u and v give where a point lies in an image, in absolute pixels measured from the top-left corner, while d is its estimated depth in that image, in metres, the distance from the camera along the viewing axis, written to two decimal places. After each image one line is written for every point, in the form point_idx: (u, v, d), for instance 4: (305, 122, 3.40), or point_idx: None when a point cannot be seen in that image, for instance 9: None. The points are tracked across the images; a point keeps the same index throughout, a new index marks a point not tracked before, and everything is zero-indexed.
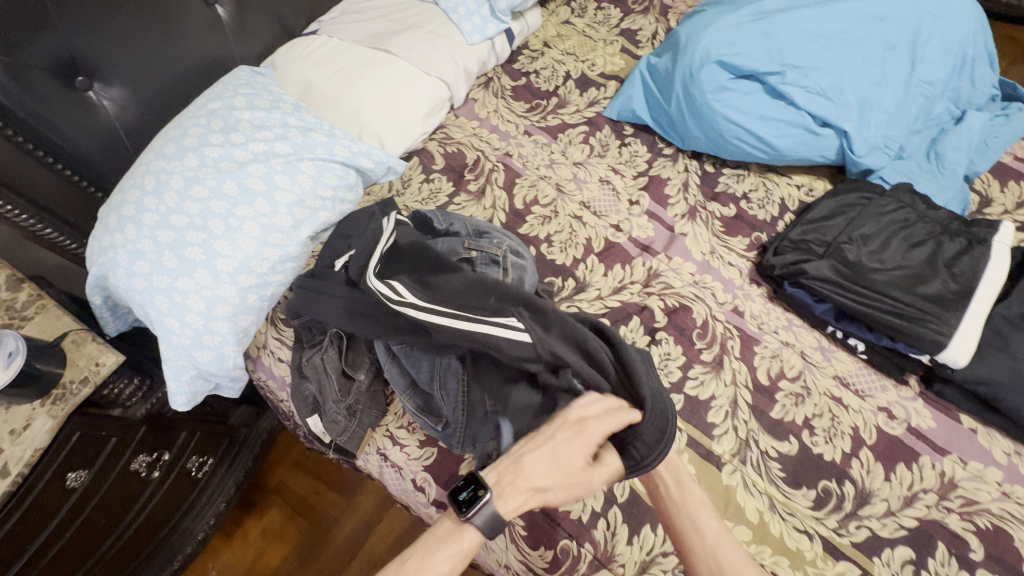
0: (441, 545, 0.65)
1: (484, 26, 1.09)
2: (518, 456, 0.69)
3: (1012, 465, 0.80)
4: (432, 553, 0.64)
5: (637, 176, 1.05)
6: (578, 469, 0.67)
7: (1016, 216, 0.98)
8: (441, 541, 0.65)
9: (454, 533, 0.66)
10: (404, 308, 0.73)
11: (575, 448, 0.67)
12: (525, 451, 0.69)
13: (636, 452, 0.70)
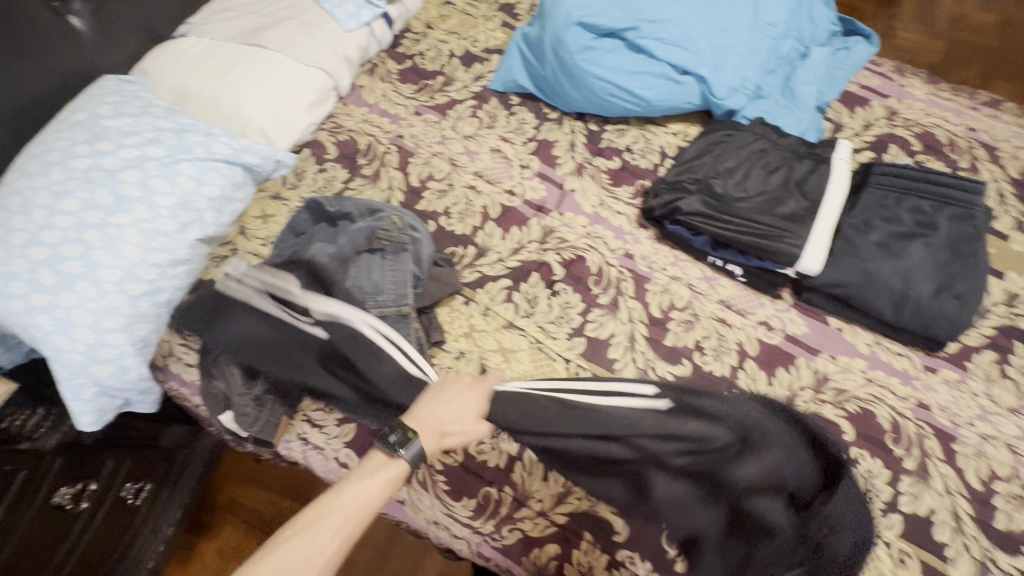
0: (378, 476, 0.69)
1: (359, 12, 1.10)
2: (428, 409, 0.74)
3: (873, 353, 0.90)
4: (367, 483, 0.68)
5: (526, 142, 1.09)
6: (474, 421, 0.75)
7: (864, 137, 1.09)
8: (375, 471, 0.69)
9: (387, 465, 0.70)
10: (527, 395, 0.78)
11: (473, 401, 0.76)
12: (431, 405, 0.74)
13: (818, 530, 0.69)
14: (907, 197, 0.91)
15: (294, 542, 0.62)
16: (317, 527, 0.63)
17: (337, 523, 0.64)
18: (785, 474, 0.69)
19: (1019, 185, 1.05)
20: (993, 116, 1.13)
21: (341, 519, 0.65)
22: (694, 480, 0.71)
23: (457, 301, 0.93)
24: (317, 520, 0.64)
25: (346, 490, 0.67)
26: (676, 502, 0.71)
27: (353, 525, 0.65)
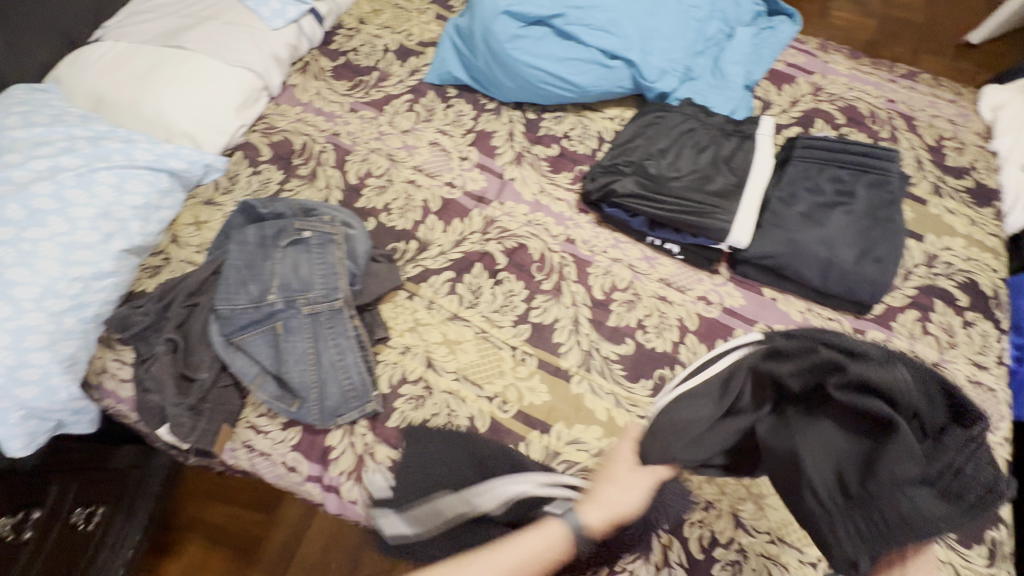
0: (541, 539, 0.71)
1: (284, 9, 1.08)
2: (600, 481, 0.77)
3: (806, 320, 0.94)
4: (528, 539, 0.71)
5: (465, 134, 1.09)
6: (632, 472, 0.76)
7: (791, 113, 1.13)
8: (542, 528, 0.72)
9: (548, 528, 0.72)
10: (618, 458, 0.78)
11: (628, 453, 0.78)
12: (598, 483, 0.77)
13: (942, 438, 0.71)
14: (827, 168, 0.95)
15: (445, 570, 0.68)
16: (473, 563, 0.68)
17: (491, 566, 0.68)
18: (893, 399, 0.70)
19: (935, 152, 1.11)
20: (910, 88, 1.19)
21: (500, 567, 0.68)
22: (782, 421, 0.73)
23: (400, 296, 0.93)
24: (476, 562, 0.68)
25: (510, 544, 0.70)
26: (788, 442, 0.71)
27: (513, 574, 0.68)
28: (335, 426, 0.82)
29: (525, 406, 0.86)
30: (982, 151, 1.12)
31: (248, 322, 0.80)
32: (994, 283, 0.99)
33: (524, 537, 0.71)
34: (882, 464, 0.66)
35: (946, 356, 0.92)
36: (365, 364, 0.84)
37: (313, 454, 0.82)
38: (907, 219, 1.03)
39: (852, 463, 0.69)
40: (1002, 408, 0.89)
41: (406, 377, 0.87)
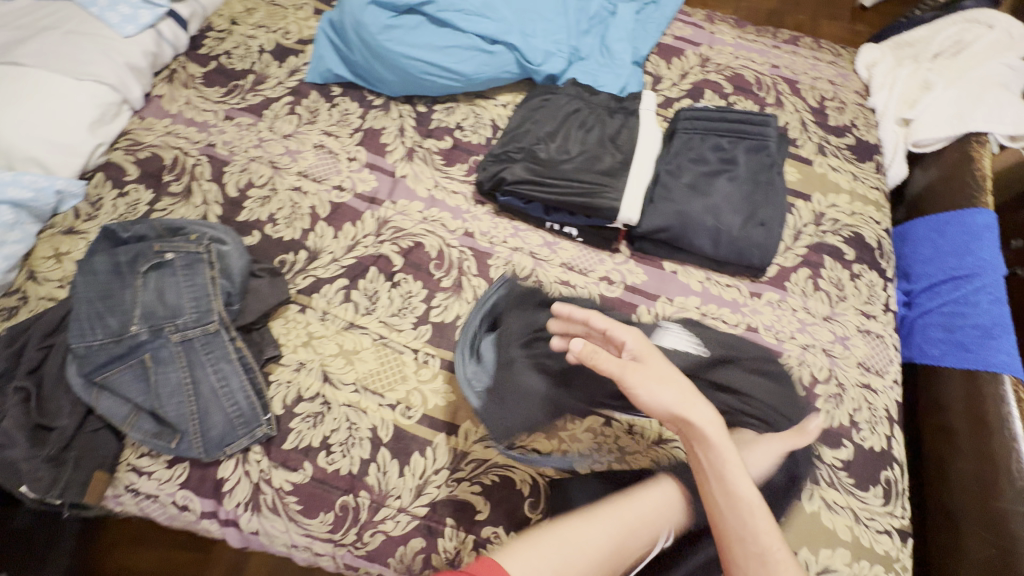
0: (660, 502, 0.70)
1: (136, 13, 1.00)
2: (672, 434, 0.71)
3: (705, 289, 0.95)
4: (653, 493, 0.71)
5: (352, 133, 1.04)
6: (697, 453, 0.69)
7: (681, 86, 1.14)
8: (664, 487, 0.72)
9: (668, 488, 0.72)
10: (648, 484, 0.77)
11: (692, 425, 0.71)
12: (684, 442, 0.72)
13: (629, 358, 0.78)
14: (709, 137, 0.98)
15: (577, 520, 0.63)
16: (602, 516, 0.65)
17: (618, 520, 0.66)
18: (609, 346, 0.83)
19: (818, 113, 1.14)
20: (792, 53, 1.23)
21: (621, 522, 0.66)
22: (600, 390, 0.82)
23: (291, 310, 0.88)
24: (608, 513, 0.66)
25: (634, 502, 0.69)
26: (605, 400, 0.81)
27: (629, 530, 0.66)
28: (224, 456, 0.77)
29: (429, 410, 0.83)
30: (861, 109, 1.17)
31: (108, 358, 0.74)
32: (878, 234, 1.03)
33: (654, 490, 0.72)
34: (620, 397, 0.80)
35: (837, 309, 0.95)
36: (253, 387, 0.78)
37: (204, 489, 0.77)
38: (795, 180, 1.06)
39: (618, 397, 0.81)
40: (890, 353, 0.93)
41: (301, 395, 0.82)
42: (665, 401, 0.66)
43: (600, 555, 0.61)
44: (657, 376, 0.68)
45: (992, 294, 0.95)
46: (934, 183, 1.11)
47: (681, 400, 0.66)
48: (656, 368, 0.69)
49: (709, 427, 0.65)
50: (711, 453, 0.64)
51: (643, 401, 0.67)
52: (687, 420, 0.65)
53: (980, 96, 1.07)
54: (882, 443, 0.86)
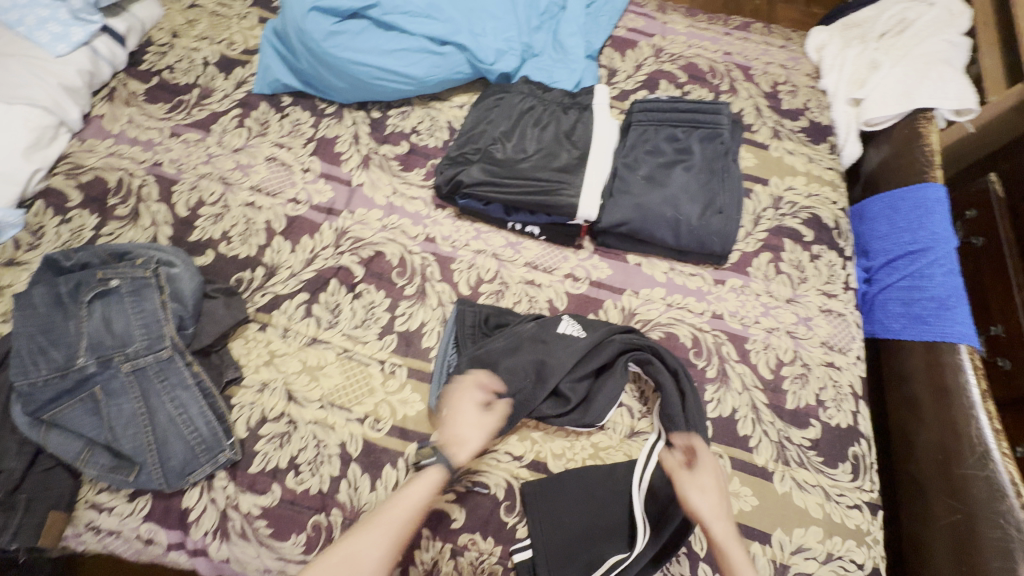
0: (418, 498, 0.71)
1: (68, 31, 0.95)
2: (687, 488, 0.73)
3: (670, 279, 0.96)
4: (412, 489, 0.71)
5: (305, 144, 1.02)
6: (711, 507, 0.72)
7: (636, 78, 1.14)
8: (423, 479, 0.72)
9: (427, 476, 0.72)
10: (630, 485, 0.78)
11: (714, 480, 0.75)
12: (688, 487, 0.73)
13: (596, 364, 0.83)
14: (664, 128, 0.98)
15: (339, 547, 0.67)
16: (367, 533, 0.68)
17: (386, 531, 0.68)
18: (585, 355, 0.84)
19: (772, 98, 1.16)
20: (744, 39, 1.24)
21: (383, 528, 0.68)
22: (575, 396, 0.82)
23: (251, 329, 0.86)
24: (379, 523, 0.69)
25: (394, 505, 0.70)
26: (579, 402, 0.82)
27: (399, 535, 0.68)
28: (188, 485, 0.75)
29: (399, 420, 0.82)
30: (813, 92, 1.19)
31: (55, 394, 0.71)
32: (835, 214, 1.05)
33: (415, 486, 0.72)
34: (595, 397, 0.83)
35: (799, 291, 0.97)
36: (213, 412, 0.76)
37: (169, 521, 0.74)
38: (752, 166, 1.07)
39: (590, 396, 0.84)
40: (853, 330, 0.95)
41: (266, 416, 0.80)
42: (701, 504, 0.72)
43: (374, 568, 0.66)
44: (703, 479, 0.74)
45: (945, 267, 0.97)
46: (886, 160, 1.13)
47: (714, 504, 0.72)
48: (714, 472, 0.76)
49: (728, 533, 0.71)
50: (728, 556, 0.70)
51: (689, 505, 0.72)
52: (714, 526, 0.71)
53: (924, 73, 1.09)
54: (848, 419, 0.88)
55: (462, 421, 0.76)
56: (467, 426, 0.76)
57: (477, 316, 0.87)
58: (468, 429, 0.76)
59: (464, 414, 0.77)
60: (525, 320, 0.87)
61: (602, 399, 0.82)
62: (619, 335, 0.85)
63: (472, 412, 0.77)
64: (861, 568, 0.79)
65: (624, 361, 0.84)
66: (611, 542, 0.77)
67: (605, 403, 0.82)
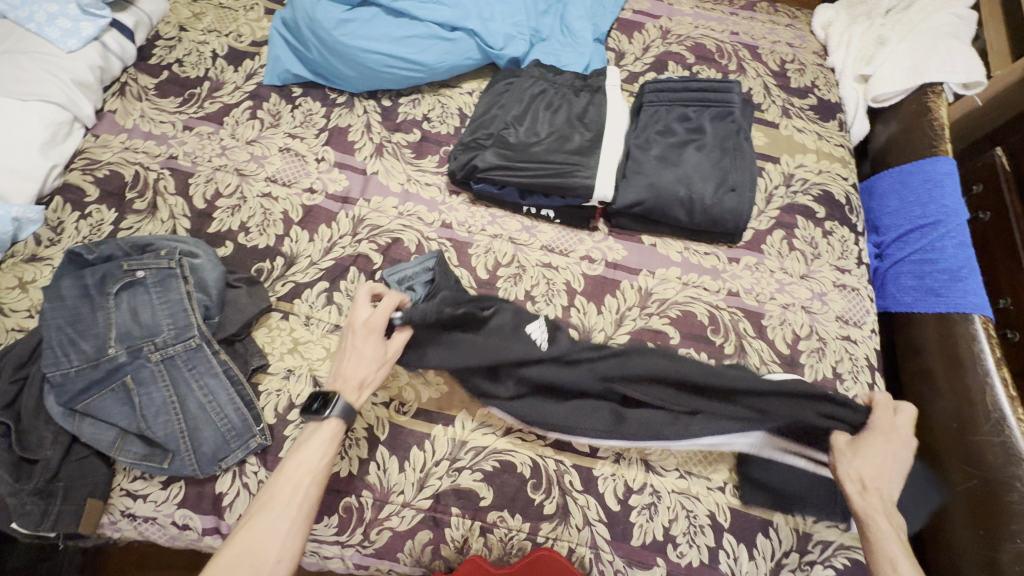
0: (314, 462, 0.70)
1: (77, 26, 0.96)
2: (856, 447, 0.77)
3: (685, 259, 0.97)
4: (302, 451, 0.71)
5: (318, 134, 1.02)
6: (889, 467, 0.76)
7: (644, 60, 1.14)
8: (315, 436, 0.72)
9: (319, 430, 0.73)
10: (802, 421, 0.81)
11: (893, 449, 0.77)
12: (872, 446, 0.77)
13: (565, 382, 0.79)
14: (675, 108, 0.99)
15: (247, 524, 0.66)
16: (268, 513, 0.66)
17: (292, 497, 0.68)
18: (557, 367, 0.80)
19: (780, 76, 1.16)
20: (750, 19, 1.24)
21: (286, 496, 0.68)
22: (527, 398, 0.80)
23: (273, 318, 0.86)
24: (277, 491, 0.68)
25: (294, 469, 0.70)
26: (526, 407, 0.80)
27: (303, 498, 0.68)
28: (221, 471, 0.76)
29: (423, 403, 0.83)
30: (820, 69, 1.19)
31: (87, 384, 0.72)
32: (846, 189, 1.05)
33: (307, 447, 0.71)
34: (545, 413, 0.79)
35: (813, 267, 0.98)
36: (242, 398, 0.77)
37: (203, 506, 0.75)
38: (763, 144, 1.08)
39: (545, 413, 0.79)
40: (867, 304, 0.96)
41: (292, 402, 0.81)
42: (861, 469, 0.75)
43: (286, 536, 0.65)
44: (877, 447, 0.76)
45: (956, 239, 0.98)
46: (894, 136, 1.14)
47: (882, 474, 0.75)
48: (887, 443, 0.77)
49: (887, 502, 0.74)
50: (872, 525, 0.72)
51: (841, 472, 0.76)
52: (871, 496, 0.74)
53: (932, 47, 1.09)
54: (865, 391, 0.89)
55: (355, 356, 0.76)
56: (357, 358, 0.76)
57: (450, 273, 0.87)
58: (360, 366, 0.76)
59: (356, 348, 0.76)
60: (494, 306, 0.84)
61: (546, 412, 0.79)
62: (590, 356, 0.81)
63: (369, 347, 0.76)
64: None
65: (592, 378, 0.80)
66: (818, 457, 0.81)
67: (567, 418, 0.79)
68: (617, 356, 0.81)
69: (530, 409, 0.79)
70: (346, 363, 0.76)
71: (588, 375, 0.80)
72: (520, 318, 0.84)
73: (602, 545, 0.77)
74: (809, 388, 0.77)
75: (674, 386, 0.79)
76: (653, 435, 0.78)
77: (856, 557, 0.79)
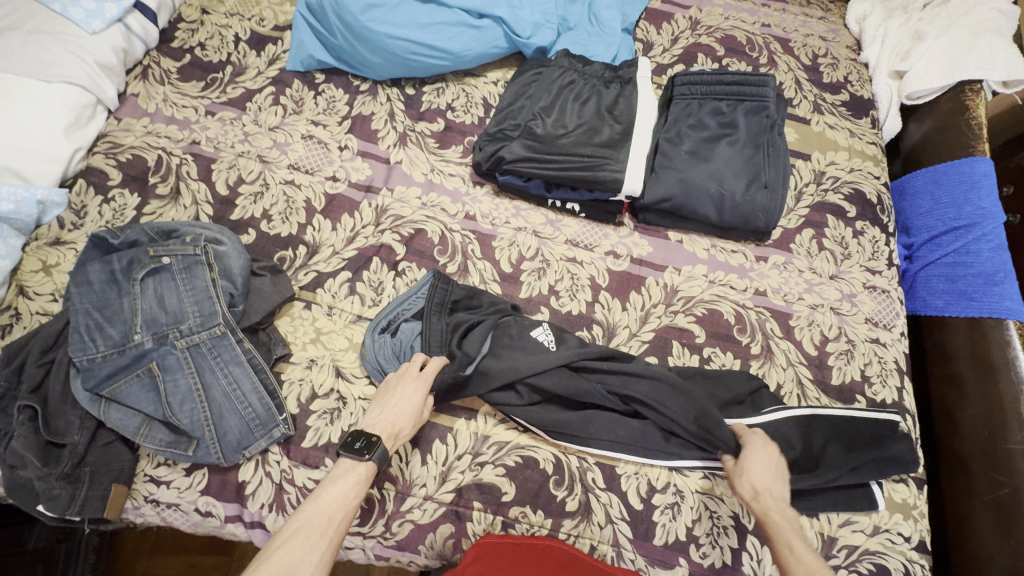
0: (349, 499, 0.67)
1: (101, 7, 0.95)
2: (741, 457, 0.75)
3: (712, 256, 0.95)
4: (334, 487, 0.67)
5: (341, 121, 1.01)
6: (775, 473, 0.74)
7: (673, 52, 1.12)
8: (352, 471, 0.69)
9: (353, 469, 0.69)
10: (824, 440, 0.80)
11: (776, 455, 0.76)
12: (754, 454, 0.75)
13: (577, 391, 0.80)
14: (708, 102, 0.96)
15: (272, 561, 0.60)
16: (298, 543, 0.62)
17: (324, 537, 0.64)
18: (569, 376, 0.80)
19: (812, 71, 1.13)
20: (782, 11, 1.21)
21: (317, 533, 0.64)
22: (539, 406, 0.80)
23: (296, 307, 0.86)
24: (309, 524, 0.64)
25: (328, 505, 0.66)
26: (536, 413, 0.79)
27: (334, 537, 0.65)
28: (244, 459, 0.75)
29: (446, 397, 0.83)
30: (853, 64, 1.16)
31: (114, 369, 0.73)
32: (877, 189, 1.03)
33: (343, 483, 0.68)
34: (557, 420, 0.79)
35: (843, 267, 0.96)
36: (266, 388, 0.77)
37: (227, 494, 0.75)
38: (793, 141, 1.05)
39: (556, 421, 0.79)
40: (897, 307, 0.94)
41: (315, 392, 0.80)
42: (755, 476, 0.74)
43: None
44: (756, 455, 0.75)
45: (991, 243, 0.96)
46: (929, 134, 1.11)
47: (771, 476, 0.74)
48: (765, 448, 0.76)
49: (782, 499, 0.73)
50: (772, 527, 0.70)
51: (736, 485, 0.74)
52: (765, 500, 0.72)
53: (973, 43, 1.06)
54: (893, 395, 0.88)
55: (394, 406, 0.73)
56: (397, 408, 0.73)
57: (446, 293, 0.85)
58: (401, 417, 0.73)
59: (399, 399, 0.74)
60: (500, 317, 0.84)
61: (562, 421, 0.79)
62: (601, 368, 0.81)
63: (415, 399, 0.74)
64: (907, 540, 0.79)
65: (606, 392, 0.81)
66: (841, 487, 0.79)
67: (583, 427, 0.79)
68: (631, 372, 0.81)
69: (542, 418, 0.79)
70: (386, 413, 0.73)
71: (602, 388, 0.80)
72: (527, 326, 0.84)
73: (624, 543, 0.76)
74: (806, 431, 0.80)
75: (685, 398, 0.79)
76: (658, 446, 0.79)
77: (881, 563, 0.77)
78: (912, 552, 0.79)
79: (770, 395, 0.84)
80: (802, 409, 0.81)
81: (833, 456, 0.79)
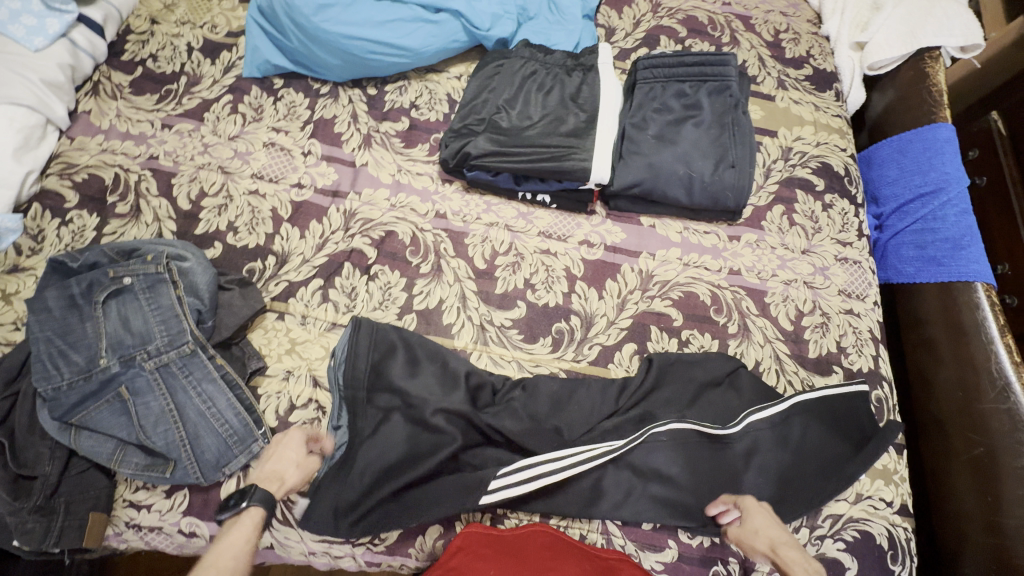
0: (238, 547, 0.65)
1: (42, 23, 0.91)
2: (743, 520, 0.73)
3: (685, 239, 0.95)
4: (223, 543, 0.65)
5: (303, 126, 0.99)
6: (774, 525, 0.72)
7: (636, 35, 1.11)
8: (236, 523, 0.67)
9: (237, 522, 0.67)
10: (806, 418, 0.80)
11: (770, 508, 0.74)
12: (752, 516, 0.72)
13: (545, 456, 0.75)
14: (671, 84, 0.96)
15: None
16: None
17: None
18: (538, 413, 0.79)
19: (774, 47, 1.13)
20: None
21: None
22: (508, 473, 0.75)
23: (269, 319, 0.84)
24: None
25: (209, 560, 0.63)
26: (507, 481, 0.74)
27: None
28: (224, 477, 0.74)
29: None
30: (815, 38, 1.16)
31: (81, 397, 0.71)
32: (844, 161, 1.04)
33: (228, 536, 0.66)
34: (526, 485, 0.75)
35: (814, 241, 0.96)
36: (241, 403, 0.76)
37: (209, 514, 0.73)
38: (759, 118, 1.05)
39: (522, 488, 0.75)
40: (869, 277, 0.95)
41: (294, 403, 0.79)
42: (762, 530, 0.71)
43: None
44: (752, 516, 0.72)
45: (957, 208, 0.97)
46: (892, 104, 1.12)
47: (771, 530, 0.71)
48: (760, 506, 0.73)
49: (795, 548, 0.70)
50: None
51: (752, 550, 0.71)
52: (783, 551, 0.69)
53: (929, 11, 1.08)
54: (869, 364, 0.89)
55: (281, 459, 0.73)
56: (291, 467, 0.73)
57: (381, 365, 0.78)
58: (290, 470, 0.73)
59: (283, 456, 0.74)
60: (437, 409, 0.76)
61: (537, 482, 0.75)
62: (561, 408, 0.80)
63: (294, 453, 0.74)
64: (890, 505, 0.81)
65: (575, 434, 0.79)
66: (835, 469, 0.79)
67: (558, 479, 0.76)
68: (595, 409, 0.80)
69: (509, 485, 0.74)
70: (268, 464, 0.73)
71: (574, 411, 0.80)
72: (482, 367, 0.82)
73: (613, 530, 0.77)
74: (786, 413, 0.80)
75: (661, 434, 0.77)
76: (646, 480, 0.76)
77: (865, 529, 0.79)
78: (895, 515, 0.80)
79: (749, 374, 0.84)
80: (782, 402, 0.80)
81: (812, 434, 0.80)
